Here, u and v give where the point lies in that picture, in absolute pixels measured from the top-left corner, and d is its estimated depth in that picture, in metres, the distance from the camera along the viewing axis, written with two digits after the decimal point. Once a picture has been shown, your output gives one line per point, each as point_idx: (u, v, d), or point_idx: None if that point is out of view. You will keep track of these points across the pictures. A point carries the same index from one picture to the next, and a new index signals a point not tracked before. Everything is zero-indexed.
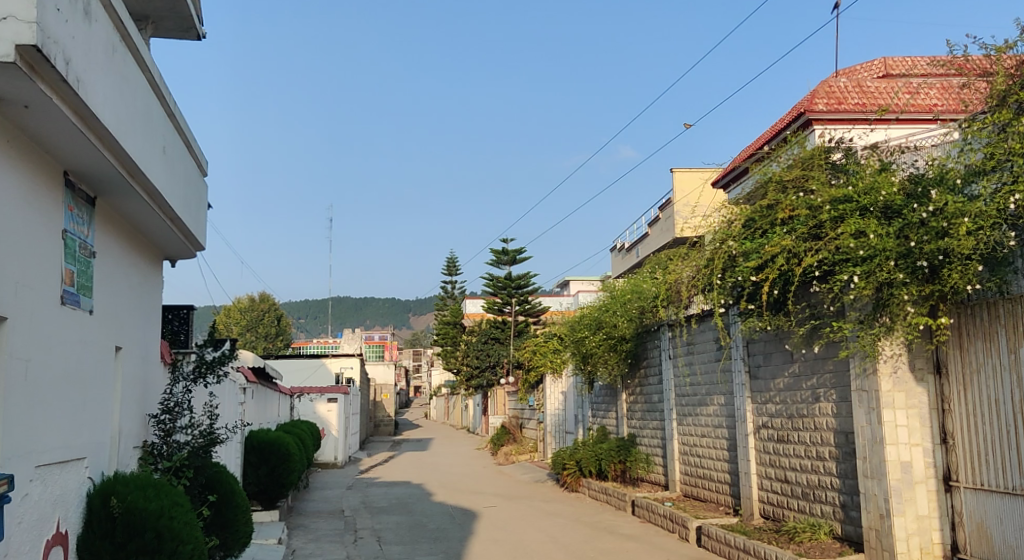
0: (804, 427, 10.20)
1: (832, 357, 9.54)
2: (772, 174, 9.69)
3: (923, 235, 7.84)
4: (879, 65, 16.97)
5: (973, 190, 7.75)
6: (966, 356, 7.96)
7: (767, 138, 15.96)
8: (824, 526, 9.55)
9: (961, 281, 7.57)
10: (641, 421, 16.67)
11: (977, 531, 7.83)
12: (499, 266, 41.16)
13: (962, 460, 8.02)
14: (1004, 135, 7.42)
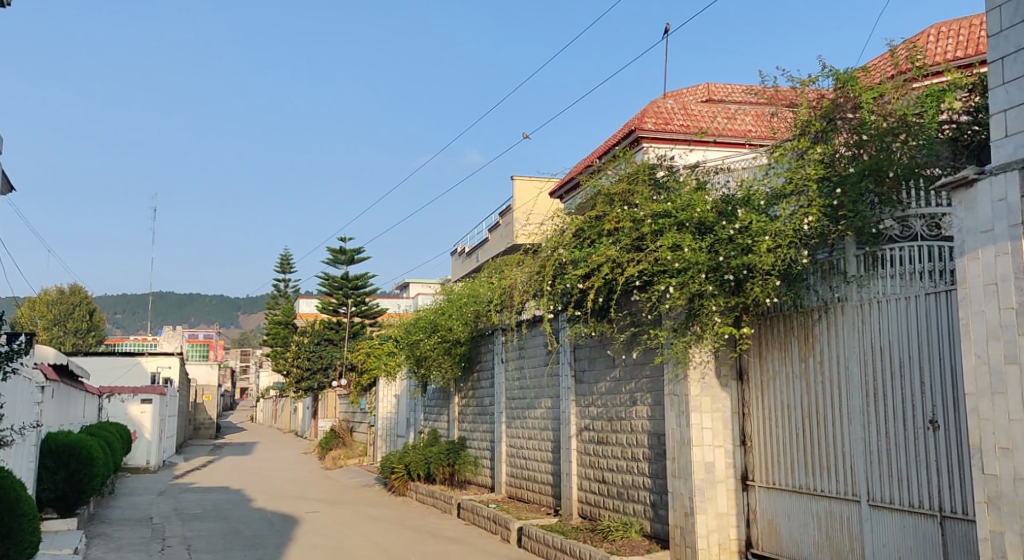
0: (622, 430, 10.61)
1: (649, 363, 9.99)
2: (602, 187, 10.10)
3: (731, 250, 8.29)
4: (703, 90, 18.03)
5: (774, 211, 8.27)
6: (764, 363, 8.55)
7: (601, 151, 16.62)
8: (635, 525, 9.95)
9: (761, 295, 8.12)
10: (472, 424, 16.81)
11: (768, 527, 8.42)
12: (335, 266, 40.41)
13: (757, 460, 8.60)
14: (802, 162, 8.10)
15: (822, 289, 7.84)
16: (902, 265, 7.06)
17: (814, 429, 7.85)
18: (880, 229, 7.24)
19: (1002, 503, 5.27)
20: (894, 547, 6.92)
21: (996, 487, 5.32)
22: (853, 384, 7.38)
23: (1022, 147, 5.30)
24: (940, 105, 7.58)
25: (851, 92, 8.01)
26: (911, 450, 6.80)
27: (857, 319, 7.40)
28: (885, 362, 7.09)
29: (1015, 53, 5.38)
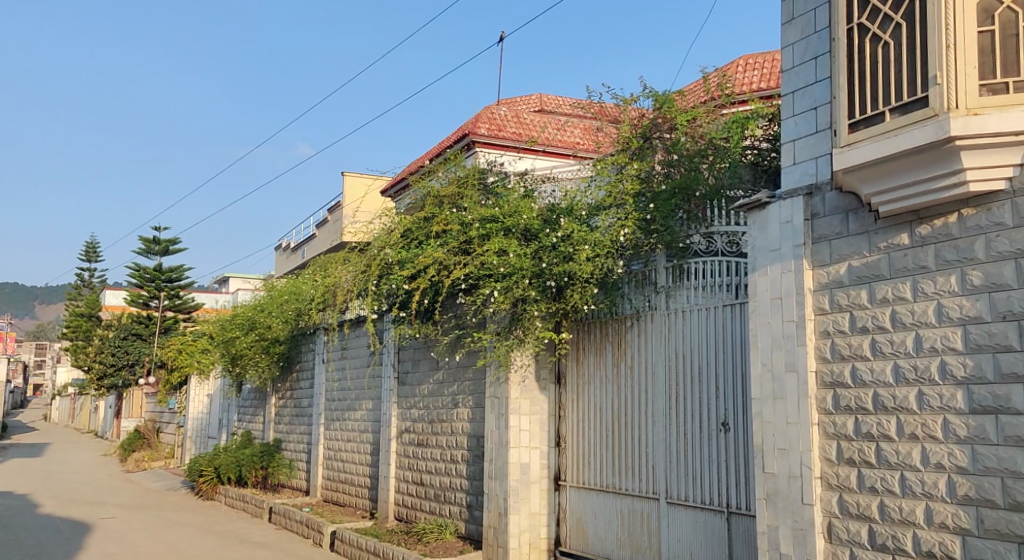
0: (442, 432, 10.68)
1: (471, 366, 10.10)
2: (431, 188, 10.18)
3: (553, 258, 8.49)
4: (536, 100, 18.46)
5: (594, 222, 8.54)
6: (580, 367, 8.88)
7: (433, 152, 16.71)
8: (450, 527, 10.05)
9: (580, 301, 8.45)
10: (289, 426, 16.38)
11: (577, 525, 8.74)
12: (148, 257, 38.20)
13: (570, 460, 8.92)
14: (621, 176, 8.52)
15: (635, 298, 8.22)
16: (704, 277, 7.54)
17: (622, 430, 8.24)
18: (687, 244, 7.75)
19: (778, 500, 5.74)
20: (686, 542, 7.37)
21: (773, 485, 5.79)
22: (658, 388, 7.81)
23: (806, 175, 5.81)
24: (744, 131, 8.22)
25: (667, 114, 8.51)
26: (704, 449, 7.27)
27: (664, 328, 7.84)
28: (686, 367, 7.55)
29: (804, 88, 5.89)
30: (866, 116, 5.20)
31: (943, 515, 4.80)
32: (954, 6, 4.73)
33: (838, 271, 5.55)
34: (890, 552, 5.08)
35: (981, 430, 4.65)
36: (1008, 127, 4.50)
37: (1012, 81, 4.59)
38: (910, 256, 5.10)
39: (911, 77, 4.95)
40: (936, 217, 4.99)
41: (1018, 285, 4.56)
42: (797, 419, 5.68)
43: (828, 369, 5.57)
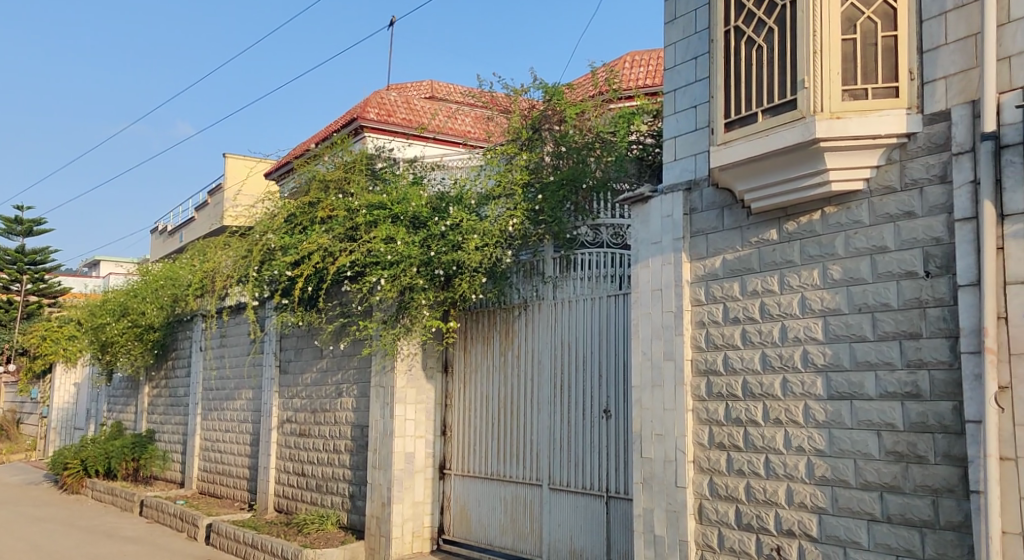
0: (324, 421, 10.51)
1: (356, 354, 9.97)
2: (317, 173, 9.99)
3: (442, 246, 8.47)
4: (427, 86, 18.32)
5: (483, 211, 8.60)
6: (467, 356, 8.92)
7: (319, 136, 16.26)
8: (332, 517, 9.92)
9: (468, 291, 8.45)
10: (163, 416, 15.77)
11: (460, 513, 8.79)
12: (9, 238, 35.91)
13: (455, 449, 8.97)
14: (510, 167, 8.60)
15: (523, 288, 8.31)
16: (590, 268, 7.67)
17: (507, 418, 8.33)
18: (574, 235, 7.89)
19: (654, 483, 5.99)
20: (567, 526, 7.52)
21: (649, 468, 6.04)
22: (544, 377, 7.92)
23: (686, 171, 6.02)
24: (630, 127, 8.50)
25: (557, 106, 8.77)
26: (586, 436, 7.43)
27: (551, 317, 7.95)
28: (570, 356, 7.68)
29: (685, 86, 6.08)
30: (741, 116, 5.41)
31: (802, 495, 5.04)
32: (820, 12, 4.93)
33: (713, 264, 5.77)
34: (755, 531, 5.33)
35: (837, 415, 4.90)
36: (867, 130, 4.73)
37: (872, 87, 4.80)
38: (779, 251, 5.34)
39: (782, 80, 5.13)
40: (802, 214, 5.23)
41: (872, 278, 4.80)
42: (673, 406, 5.92)
43: (702, 357, 5.80)
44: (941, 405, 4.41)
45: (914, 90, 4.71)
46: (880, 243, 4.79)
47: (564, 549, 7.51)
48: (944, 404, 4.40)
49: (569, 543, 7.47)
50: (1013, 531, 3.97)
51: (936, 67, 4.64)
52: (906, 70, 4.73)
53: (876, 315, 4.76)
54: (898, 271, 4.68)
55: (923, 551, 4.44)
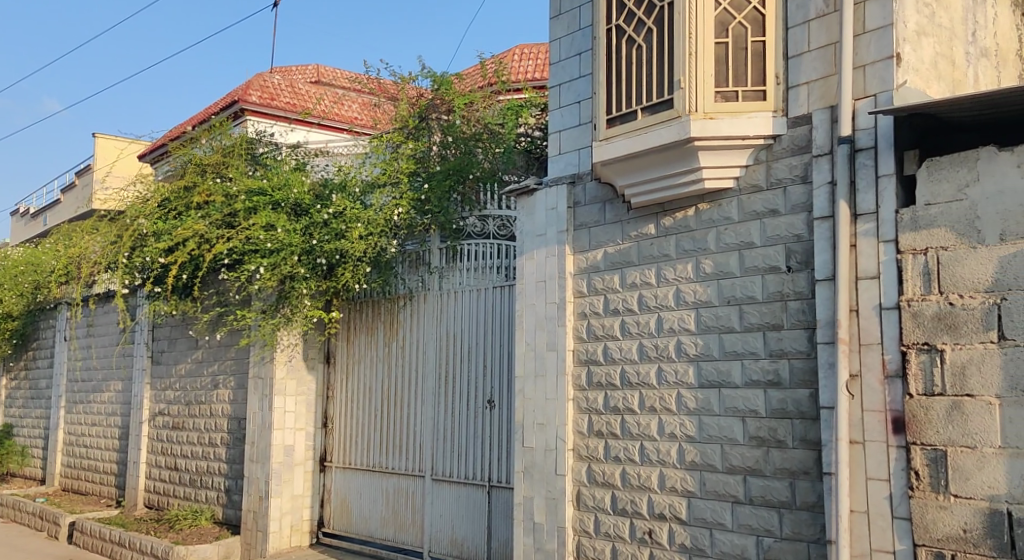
0: (199, 414, 10.19)
1: (234, 345, 9.70)
2: (194, 156, 9.68)
3: (325, 234, 8.33)
4: (312, 71, 17.90)
5: (367, 200, 8.52)
6: (350, 347, 8.80)
7: (197, 120, 15.56)
8: (206, 512, 9.65)
9: (351, 280, 8.32)
10: (22, 410, 14.91)
11: (340, 506, 8.68)
12: None
13: (336, 442, 8.83)
14: (396, 156, 8.56)
15: (409, 278, 8.25)
16: (476, 259, 7.69)
17: (390, 410, 8.28)
18: (461, 226, 7.97)
19: (535, 472, 6.12)
20: (449, 516, 7.54)
21: (531, 458, 6.17)
22: (429, 367, 7.91)
23: (570, 166, 6.13)
24: (518, 119, 8.64)
25: (444, 96, 8.77)
26: (470, 426, 7.47)
27: (436, 308, 7.93)
28: (455, 347, 7.70)
29: (569, 82, 6.18)
30: (621, 113, 5.53)
31: (673, 480, 5.23)
32: (695, 15, 5.09)
33: (595, 256, 5.90)
34: (629, 516, 5.49)
35: (706, 403, 5.10)
36: (737, 130, 4.93)
37: (743, 89, 5.00)
38: (656, 245, 5.50)
39: (659, 80, 5.28)
40: (678, 209, 5.40)
41: (741, 272, 5.01)
42: (556, 395, 6.04)
43: (583, 348, 5.93)
44: (800, 393, 4.64)
45: (780, 94, 4.94)
46: (748, 239, 5.00)
47: (445, 540, 7.53)
48: (803, 392, 4.64)
49: (450, 534, 7.49)
50: (859, 509, 4.22)
51: (799, 72, 4.88)
52: (773, 75, 4.95)
53: (744, 307, 4.97)
54: (763, 266, 4.90)
55: (781, 531, 4.67)
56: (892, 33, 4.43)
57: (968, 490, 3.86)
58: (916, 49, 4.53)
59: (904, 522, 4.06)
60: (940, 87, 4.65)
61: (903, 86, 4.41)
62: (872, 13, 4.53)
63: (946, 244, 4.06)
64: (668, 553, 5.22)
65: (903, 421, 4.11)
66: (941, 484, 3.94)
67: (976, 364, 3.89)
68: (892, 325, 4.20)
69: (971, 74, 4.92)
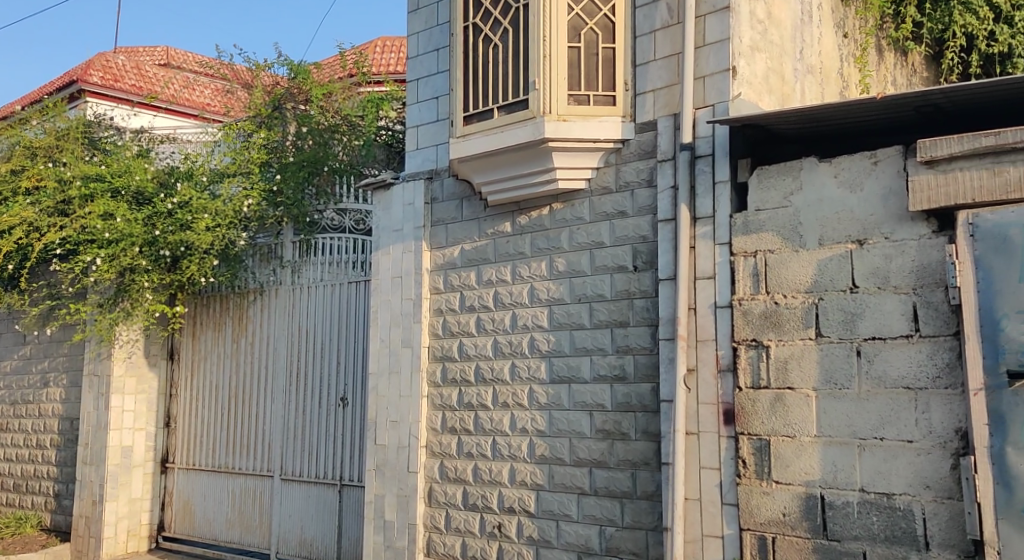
0: (27, 415, 9.54)
1: (67, 340, 9.14)
2: (23, 139, 9.04)
3: (169, 225, 7.96)
4: (162, 53, 17.08)
5: (215, 190, 8.21)
6: (196, 344, 8.46)
7: (30, 100, 14.53)
8: (32, 519, 9.05)
9: (197, 273, 7.95)
10: None
11: (182, 509, 8.33)
12: None
13: (178, 442, 8.47)
14: (247, 145, 8.37)
15: (259, 272, 7.99)
16: (330, 253, 7.57)
17: (237, 408, 8.02)
18: (315, 219, 7.80)
19: (386, 470, 6.09)
20: (298, 516, 7.38)
21: (382, 456, 6.13)
22: (279, 365, 7.72)
23: (427, 161, 6.14)
24: (379, 112, 8.69)
25: (301, 85, 8.75)
26: (322, 424, 7.34)
27: (288, 304, 7.74)
28: (308, 343, 7.54)
29: (428, 77, 6.18)
30: (478, 111, 5.58)
31: (523, 474, 5.33)
32: (549, 18, 5.17)
33: (451, 253, 5.93)
34: (479, 511, 5.55)
35: (557, 398, 5.22)
36: (587, 133, 5.08)
37: (594, 94, 5.15)
38: (511, 243, 5.58)
39: (514, 80, 5.35)
40: (533, 209, 5.50)
41: (591, 271, 5.15)
42: (409, 392, 6.03)
43: (438, 344, 5.95)
44: (643, 387, 4.83)
45: (628, 100, 5.13)
46: (598, 239, 5.15)
47: (294, 540, 7.37)
48: (645, 386, 4.83)
49: (299, 534, 7.34)
50: (693, 497, 4.45)
51: (646, 80, 5.08)
52: (621, 81, 5.13)
53: (593, 305, 5.12)
54: (612, 265, 5.06)
55: (622, 520, 4.84)
56: (729, 47, 4.68)
57: (787, 476, 4.11)
58: (750, 64, 4.80)
59: (731, 508, 4.31)
60: (771, 100, 4.95)
61: (738, 98, 4.67)
62: (711, 27, 4.77)
63: (773, 247, 4.31)
64: (516, 546, 5.32)
65: (732, 413, 4.35)
66: (764, 471, 4.19)
67: (796, 359, 4.15)
68: (725, 322, 4.44)
69: (798, 89, 5.26)
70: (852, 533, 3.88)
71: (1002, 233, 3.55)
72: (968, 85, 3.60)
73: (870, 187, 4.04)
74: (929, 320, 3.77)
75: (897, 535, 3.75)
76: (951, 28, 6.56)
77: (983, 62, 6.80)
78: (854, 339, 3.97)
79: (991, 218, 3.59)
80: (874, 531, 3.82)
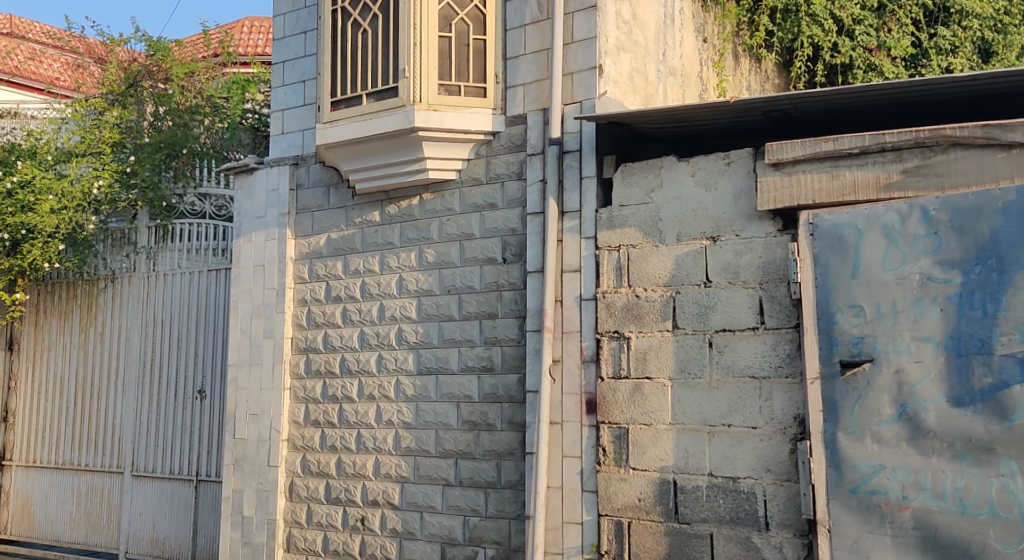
0: None
1: None
2: None
3: (7, 207, 7.32)
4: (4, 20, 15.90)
5: (61, 170, 7.61)
6: (39, 333, 7.98)
7: None
8: None
9: (41, 259, 7.44)
10: None
11: (21, 510, 7.85)
12: None
13: (17, 438, 7.98)
14: (99, 125, 7.83)
15: (111, 259, 7.60)
16: (188, 240, 7.26)
17: (84, 402, 7.61)
18: (174, 204, 7.54)
19: (245, 464, 5.92)
20: (150, 514, 7.09)
21: (241, 450, 5.96)
22: (131, 356, 7.36)
23: (293, 146, 5.99)
24: (244, 94, 8.38)
25: (161, 62, 8.43)
26: (177, 418, 7.06)
27: (143, 291, 7.39)
28: (162, 333, 7.24)
29: (294, 60, 6.03)
30: (346, 97, 5.48)
31: (388, 466, 5.30)
32: (420, 6, 5.13)
33: (317, 242, 5.82)
34: (342, 504, 5.48)
35: (424, 390, 5.22)
36: (458, 124, 5.08)
37: (464, 85, 5.16)
38: (380, 233, 5.53)
39: (384, 67, 5.29)
40: (402, 198, 5.47)
41: (460, 262, 5.17)
42: (271, 385, 5.88)
43: (302, 335, 5.83)
44: (509, 378, 4.90)
45: (499, 92, 5.17)
46: (467, 230, 5.17)
47: (144, 539, 7.07)
48: (512, 377, 4.89)
49: (150, 532, 7.04)
50: (555, 485, 4.56)
51: (516, 73, 5.14)
52: (492, 74, 5.17)
53: (462, 296, 5.14)
54: (480, 257, 5.09)
55: (486, 510, 4.89)
56: (596, 46, 4.78)
57: (643, 463, 4.26)
58: (616, 63, 4.93)
59: (591, 495, 4.44)
60: (635, 99, 5.10)
61: (604, 95, 4.79)
62: (579, 25, 4.87)
63: (636, 243, 4.45)
64: (380, 539, 5.29)
65: (594, 402, 4.48)
66: (622, 458, 4.33)
67: (655, 350, 4.31)
68: (589, 314, 4.56)
69: (660, 90, 5.44)
70: (701, 516, 4.07)
71: (838, 233, 3.77)
72: (813, 93, 3.82)
73: (723, 187, 4.22)
74: (774, 313, 3.99)
75: (741, 516, 3.96)
76: (799, 39, 6.91)
77: (827, 72, 7.22)
78: (707, 331, 4.16)
79: (829, 219, 3.81)
80: (721, 513, 4.02)
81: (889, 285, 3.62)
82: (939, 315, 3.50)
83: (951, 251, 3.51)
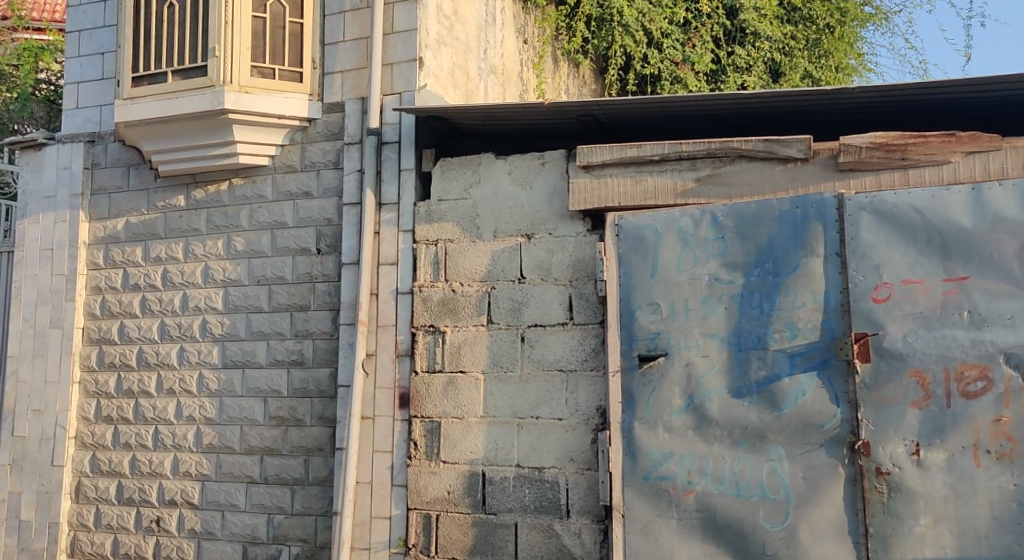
0: None
1: None
2: None
3: None
4: None
5: None
6: None
7: None
8: None
9: None
10: None
11: None
12: None
13: None
14: None
15: None
16: None
17: None
18: None
19: (25, 464, 5.46)
20: None
21: (21, 449, 5.49)
22: None
23: (89, 122, 5.58)
24: (38, 63, 7.71)
25: None
26: None
27: None
28: None
29: (91, 29, 5.62)
30: (149, 73, 5.16)
31: (187, 464, 5.05)
32: None
33: (115, 226, 5.45)
34: (135, 505, 5.17)
35: (228, 384, 5.00)
36: (272, 108, 4.90)
37: (279, 69, 4.98)
38: (184, 218, 5.26)
39: (193, 44, 5.03)
40: (210, 182, 5.22)
41: (271, 252, 5.00)
42: (57, 378, 5.45)
43: (95, 326, 5.45)
44: (320, 372, 4.79)
45: (316, 78, 5.04)
46: (279, 219, 5.01)
47: None
48: (323, 370, 4.79)
49: None
50: (364, 480, 4.51)
51: (334, 60, 5.03)
52: (309, 59, 5.03)
53: (272, 287, 4.97)
54: (293, 247, 4.95)
55: (291, 507, 4.77)
56: (416, 38, 4.77)
57: (453, 456, 4.29)
58: (436, 57, 4.93)
59: (400, 489, 4.42)
60: (455, 95, 5.12)
61: (424, 88, 4.78)
62: (399, 16, 4.83)
63: (453, 237, 4.48)
64: (176, 540, 5.03)
65: (407, 397, 4.47)
66: (433, 452, 4.35)
67: (468, 345, 4.35)
68: (405, 308, 4.54)
69: (480, 88, 5.49)
70: (506, 506, 4.15)
71: (639, 235, 3.95)
72: (620, 101, 3.98)
73: (538, 186, 4.32)
74: (582, 310, 4.13)
75: (544, 505, 4.08)
76: (613, 47, 7.16)
77: (638, 81, 7.55)
78: (519, 326, 4.25)
79: (632, 221, 3.98)
80: (525, 502, 4.12)
81: (682, 284, 3.84)
82: (723, 314, 3.75)
83: (735, 254, 3.76)
